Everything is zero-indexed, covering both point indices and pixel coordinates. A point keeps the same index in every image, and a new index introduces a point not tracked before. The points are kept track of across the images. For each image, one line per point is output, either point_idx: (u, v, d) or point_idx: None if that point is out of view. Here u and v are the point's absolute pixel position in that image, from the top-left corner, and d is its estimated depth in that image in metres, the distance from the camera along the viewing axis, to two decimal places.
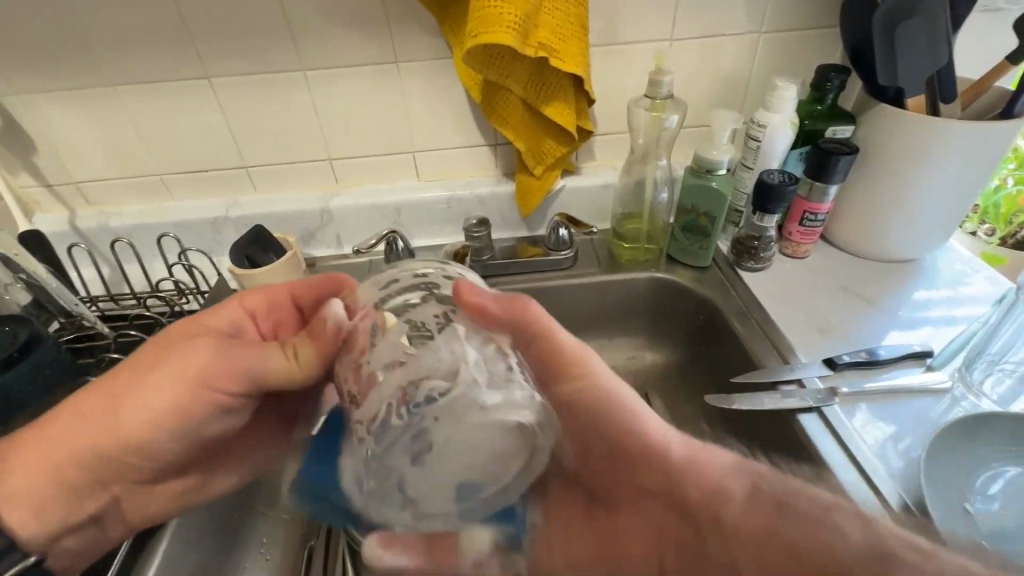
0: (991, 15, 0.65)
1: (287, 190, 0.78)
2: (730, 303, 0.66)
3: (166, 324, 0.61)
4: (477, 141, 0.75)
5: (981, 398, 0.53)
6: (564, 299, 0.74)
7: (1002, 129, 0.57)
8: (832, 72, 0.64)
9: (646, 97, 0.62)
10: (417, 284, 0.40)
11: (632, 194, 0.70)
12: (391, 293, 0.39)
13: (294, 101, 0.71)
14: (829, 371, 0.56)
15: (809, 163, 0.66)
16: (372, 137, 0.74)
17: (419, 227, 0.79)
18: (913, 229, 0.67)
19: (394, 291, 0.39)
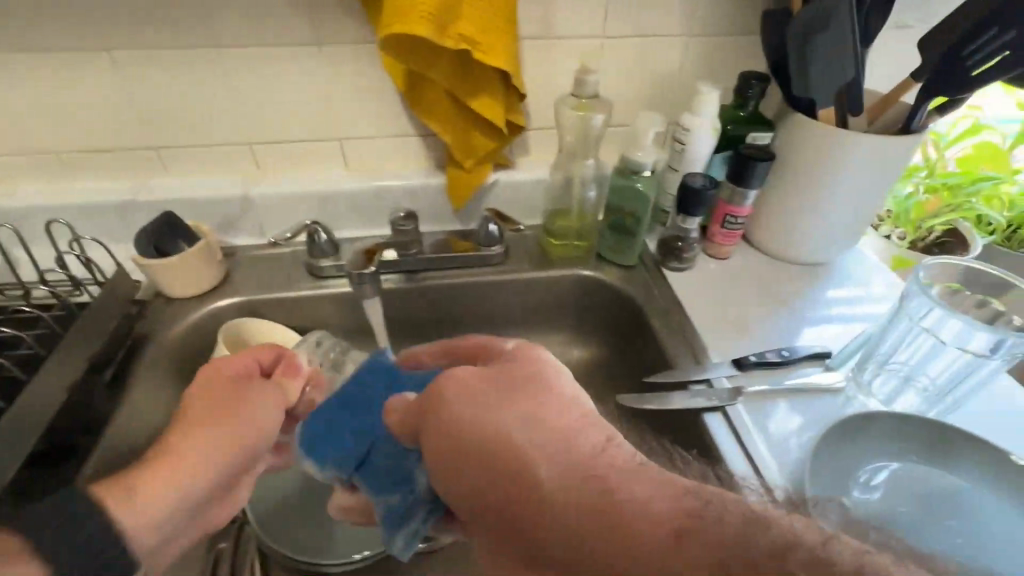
0: (901, 32, 0.68)
1: (204, 175, 0.73)
2: (652, 303, 0.68)
3: (52, 320, 0.56)
4: (408, 131, 0.73)
5: (869, 397, 0.57)
6: (494, 295, 0.73)
7: (902, 143, 0.61)
8: (754, 79, 0.66)
9: (571, 96, 0.62)
10: None
11: (562, 192, 0.71)
12: None
13: (209, 81, 0.66)
14: (737, 371, 0.58)
15: (731, 167, 0.68)
16: (296, 122, 0.71)
17: (349, 218, 0.77)
18: (824, 234, 0.71)
19: None
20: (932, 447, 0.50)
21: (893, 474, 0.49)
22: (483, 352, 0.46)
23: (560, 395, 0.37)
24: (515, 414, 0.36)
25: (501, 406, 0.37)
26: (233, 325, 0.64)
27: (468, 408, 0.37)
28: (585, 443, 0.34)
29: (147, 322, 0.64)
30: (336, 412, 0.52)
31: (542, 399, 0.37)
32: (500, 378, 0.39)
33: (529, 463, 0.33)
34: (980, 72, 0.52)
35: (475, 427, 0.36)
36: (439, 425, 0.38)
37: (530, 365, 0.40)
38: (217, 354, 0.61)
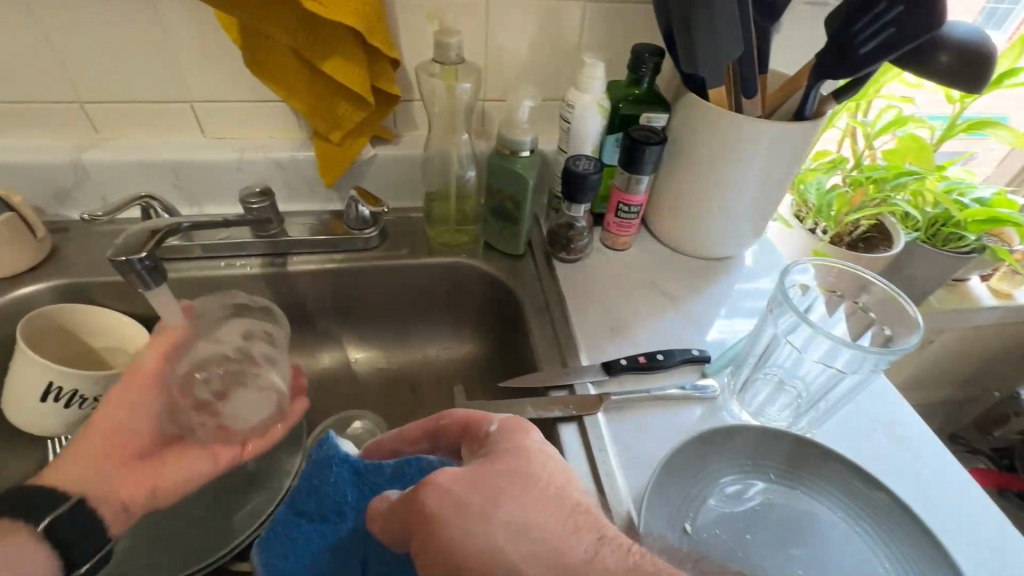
0: (814, 9, 0.62)
1: (31, 137, 0.63)
2: (532, 297, 0.63)
3: None
4: (271, 96, 0.65)
5: (741, 409, 0.52)
6: (368, 284, 0.67)
7: (798, 131, 0.55)
8: (648, 52, 0.59)
9: (435, 62, 0.55)
10: (141, 235, 0.43)
11: (438, 172, 0.64)
12: (127, 241, 0.42)
13: (16, 25, 0.56)
14: (605, 376, 0.54)
15: (622, 151, 0.62)
16: (136, 80, 0.61)
17: (209, 193, 0.68)
18: (721, 228, 0.65)
19: (128, 239, 0.42)
20: (790, 464, 0.46)
21: (746, 494, 0.45)
22: (468, 429, 0.43)
23: (539, 483, 0.36)
24: (546, 502, 0.35)
25: (497, 500, 0.34)
26: (42, 314, 0.56)
27: (473, 494, 0.35)
28: (580, 542, 0.33)
29: None
30: (285, 532, 0.44)
31: (535, 487, 0.36)
32: (494, 472, 0.36)
33: (558, 545, 0.32)
34: (866, 52, 0.47)
35: (469, 525, 0.33)
36: (435, 534, 0.34)
37: (503, 452, 0.38)
38: (16, 348, 0.52)
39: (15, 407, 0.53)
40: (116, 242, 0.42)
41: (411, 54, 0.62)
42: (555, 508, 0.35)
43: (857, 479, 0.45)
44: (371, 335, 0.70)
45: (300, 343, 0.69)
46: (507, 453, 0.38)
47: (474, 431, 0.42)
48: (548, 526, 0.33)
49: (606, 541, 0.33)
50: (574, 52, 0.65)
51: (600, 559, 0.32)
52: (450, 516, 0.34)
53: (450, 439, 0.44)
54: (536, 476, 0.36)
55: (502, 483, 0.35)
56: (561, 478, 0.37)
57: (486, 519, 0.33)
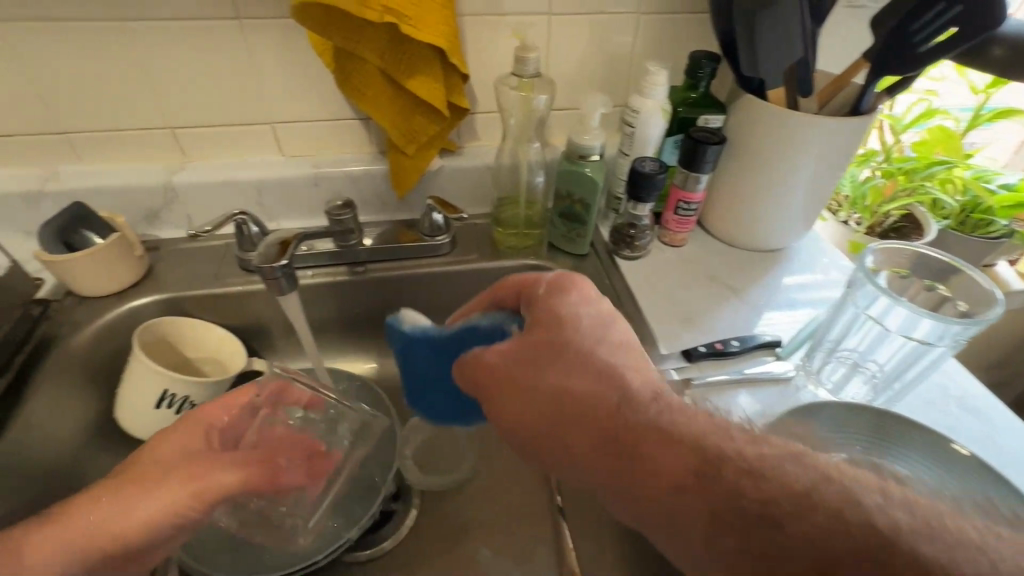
0: (855, 11, 0.66)
1: (124, 163, 0.68)
2: (603, 292, 0.66)
3: None
4: (346, 115, 0.68)
5: (818, 387, 0.56)
6: (442, 287, 0.70)
7: (855, 125, 0.59)
8: (706, 59, 0.63)
9: (513, 76, 0.59)
10: (276, 246, 0.47)
11: (508, 178, 0.68)
12: (268, 254, 0.46)
13: (116, 58, 0.59)
14: (686, 362, 0.57)
15: (682, 150, 0.65)
16: (223, 103, 0.65)
17: (288, 209, 0.72)
18: (777, 221, 0.69)
19: (270, 253, 0.46)
20: (876, 438, 0.49)
21: None
22: (523, 291, 0.44)
23: (595, 363, 0.37)
24: (600, 383, 0.36)
25: (549, 374, 0.37)
26: (153, 326, 0.59)
27: (529, 377, 0.37)
28: (604, 401, 0.35)
29: (54, 323, 0.58)
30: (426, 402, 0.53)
31: (591, 361, 0.37)
32: (544, 352, 0.38)
33: (589, 408, 0.35)
34: (926, 50, 0.51)
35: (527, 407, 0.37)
36: (495, 404, 0.38)
37: (544, 315, 0.41)
38: (134, 355, 0.56)
39: (131, 416, 0.56)
40: (257, 256, 0.46)
41: (478, 70, 0.66)
42: (596, 372, 0.37)
43: (943, 447, 0.47)
44: None
45: (378, 347, 0.73)
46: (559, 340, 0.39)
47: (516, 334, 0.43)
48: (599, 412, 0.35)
49: (659, 416, 0.34)
50: (631, 62, 0.69)
51: (663, 435, 0.33)
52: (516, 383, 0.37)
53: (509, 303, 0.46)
54: (568, 340, 0.38)
55: (543, 356, 0.38)
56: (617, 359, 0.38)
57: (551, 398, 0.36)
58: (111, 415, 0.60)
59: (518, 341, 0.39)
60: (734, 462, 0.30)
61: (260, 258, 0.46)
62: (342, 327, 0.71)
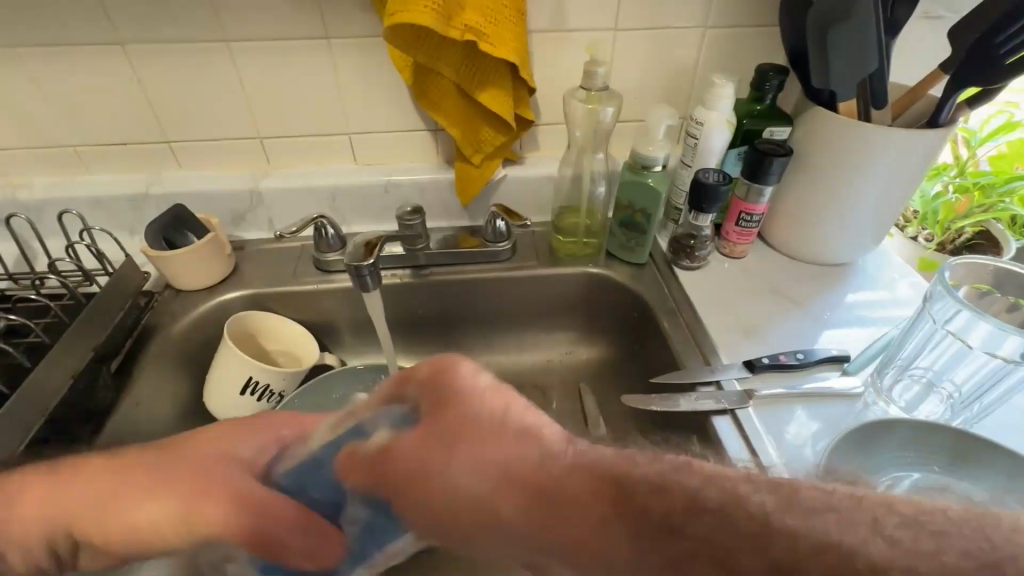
0: (931, 23, 0.65)
1: (217, 170, 0.74)
2: (662, 301, 0.67)
3: (61, 312, 0.55)
4: (416, 126, 0.72)
5: (889, 405, 0.54)
6: (501, 292, 0.72)
7: (932, 137, 0.57)
8: (773, 72, 0.64)
9: (581, 89, 0.62)
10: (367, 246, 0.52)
11: (570, 187, 0.70)
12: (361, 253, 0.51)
13: (217, 74, 0.66)
14: (748, 373, 0.56)
15: (746, 162, 0.65)
16: (307, 116, 0.70)
17: (359, 213, 0.77)
18: (843, 235, 0.67)
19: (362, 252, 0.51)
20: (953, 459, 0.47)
21: (904, 484, 0.47)
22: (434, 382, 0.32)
23: (512, 445, 0.27)
24: (531, 477, 0.25)
25: (449, 454, 0.27)
26: (241, 318, 0.64)
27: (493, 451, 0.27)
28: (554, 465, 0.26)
29: (154, 314, 0.64)
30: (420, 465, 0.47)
31: (498, 446, 0.27)
32: (462, 432, 0.28)
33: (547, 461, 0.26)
34: (1011, 63, 0.50)
35: (487, 539, 0.26)
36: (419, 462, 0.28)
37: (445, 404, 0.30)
38: (223, 345, 0.61)
39: (218, 400, 0.61)
40: (351, 254, 0.51)
41: (544, 83, 0.69)
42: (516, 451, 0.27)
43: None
44: (500, 339, 0.77)
45: (437, 347, 0.76)
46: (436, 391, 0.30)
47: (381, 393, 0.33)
48: (582, 522, 0.24)
49: (650, 493, 0.24)
50: (694, 75, 0.70)
51: (681, 522, 0.23)
52: (436, 495, 0.27)
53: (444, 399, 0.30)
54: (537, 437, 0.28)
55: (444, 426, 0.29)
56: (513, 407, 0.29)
57: (488, 522, 0.26)
58: (200, 399, 0.65)
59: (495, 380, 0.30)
60: (758, 511, 0.23)
61: (353, 256, 0.51)
62: (405, 327, 0.74)
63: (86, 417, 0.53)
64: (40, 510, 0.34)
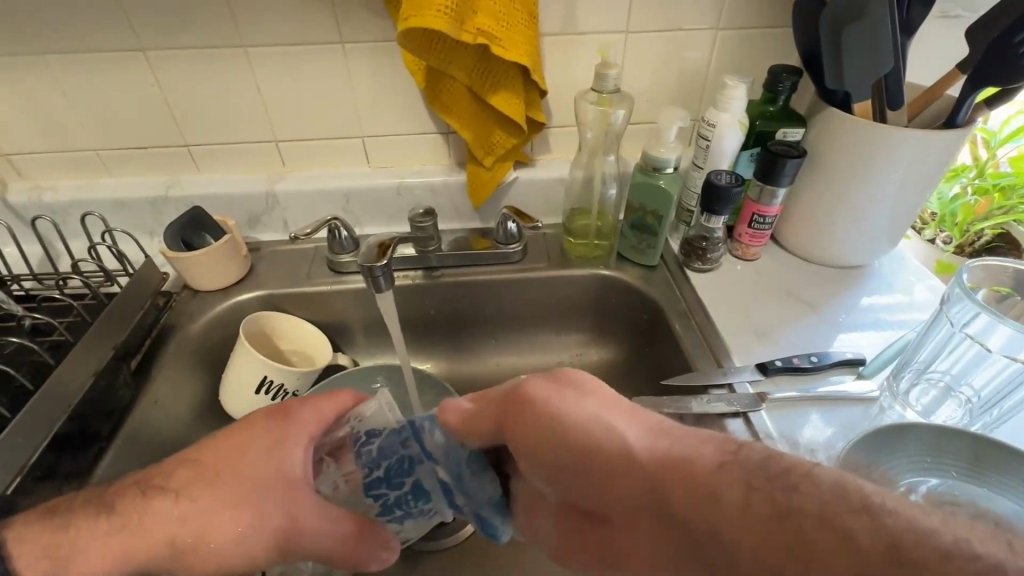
0: (948, 21, 0.64)
1: (233, 173, 0.75)
2: (673, 303, 0.66)
3: (83, 312, 0.56)
4: (429, 129, 0.73)
5: (906, 409, 0.53)
6: (512, 293, 0.73)
7: (949, 138, 0.56)
8: (785, 73, 0.64)
9: (593, 91, 0.62)
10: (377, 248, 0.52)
11: (581, 189, 0.70)
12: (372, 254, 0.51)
13: (235, 79, 0.67)
14: (761, 376, 0.56)
15: (758, 164, 0.65)
16: (322, 119, 0.71)
17: (372, 215, 0.78)
18: (859, 237, 0.67)
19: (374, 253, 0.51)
20: (974, 464, 0.46)
21: (920, 492, 0.46)
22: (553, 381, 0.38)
23: (625, 419, 0.34)
24: (654, 443, 0.32)
25: (576, 405, 0.35)
26: (257, 318, 0.65)
27: (604, 424, 0.34)
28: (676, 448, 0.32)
29: (172, 313, 0.65)
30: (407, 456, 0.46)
31: (620, 413, 0.35)
32: (579, 404, 0.35)
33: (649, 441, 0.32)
34: None
35: (616, 480, 0.32)
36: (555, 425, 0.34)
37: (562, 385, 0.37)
38: (239, 344, 0.61)
39: (234, 399, 0.62)
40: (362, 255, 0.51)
41: (556, 86, 0.69)
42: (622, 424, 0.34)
43: None
44: (511, 341, 0.77)
45: (449, 348, 0.77)
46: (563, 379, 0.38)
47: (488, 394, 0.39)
48: (695, 478, 0.30)
49: (757, 461, 0.30)
50: (705, 77, 0.70)
51: (789, 485, 0.28)
52: (575, 441, 0.34)
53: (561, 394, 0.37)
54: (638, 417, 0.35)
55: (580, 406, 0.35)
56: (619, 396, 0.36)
57: (617, 469, 0.32)
58: (216, 399, 0.66)
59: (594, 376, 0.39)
60: (864, 494, 0.27)
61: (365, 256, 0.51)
62: (417, 328, 0.75)
63: (105, 415, 0.54)
64: (116, 557, 0.39)
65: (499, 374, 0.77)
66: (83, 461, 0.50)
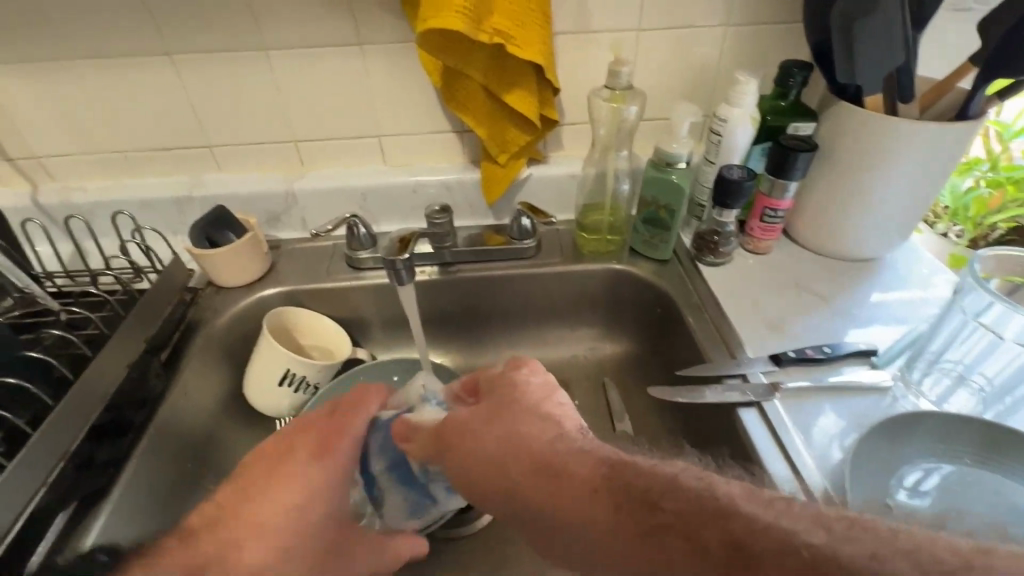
0: (960, 15, 0.64)
1: (254, 172, 0.77)
2: (686, 297, 0.67)
3: (114, 306, 0.58)
4: (444, 127, 0.75)
5: (919, 398, 0.54)
6: (526, 288, 0.74)
7: (960, 130, 0.57)
8: (796, 68, 0.64)
9: (605, 88, 0.63)
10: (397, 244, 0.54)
11: (594, 185, 0.71)
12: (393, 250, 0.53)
13: (256, 81, 0.69)
14: (774, 366, 0.57)
15: (770, 158, 0.66)
16: (340, 119, 0.73)
17: (388, 212, 0.79)
18: (871, 229, 0.67)
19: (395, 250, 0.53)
20: (987, 451, 0.47)
21: (933, 480, 0.46)
22: (499, 381, 0.42)
23: (532, 428, 0.37)
24: (542, 458, 0.35)
25: (494, 424, 0.38)
26: (280, 313, 0.67)
27: (503, 439, 0.37)
28: (576, 465, 0.34)
29: (197, 309, 0.67)
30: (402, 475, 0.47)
31: (531, 426, 0.37)
32: (500, 417, 0.39)
33: (543, 448, 0.35)
34: None
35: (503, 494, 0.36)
36: (459, 451, 0.39)
37: (498, 393, 0.41)
38: (262, 338, 0.63)
39: (258, 392, 0.64)
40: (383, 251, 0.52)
41: (568, 83, 0.70)
42: (525, 431, 0.37)
43: None
44: (525, 335, 0.78)
45: (464, 342, 0.78)
46: (499, 386, 0.41)
47: (479, 379, 0.44)
48: (576, 489, 0.32)
49: (629, 476, 0.32)
50: (717, 73, 0.71)
51: (652, 501, 0.30)
52: (467, 458, 0.38)
53: (497, 396, 0.41)
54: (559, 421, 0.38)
55: (493, 427, 0.38)
56: (550, 400, 0.40)
57: (518, 478, 0.35)
58: (240, 393, 0.68)
59: (544, 375, 0.42)
60: (718, 496, 0.30)
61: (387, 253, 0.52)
62: (433, 323, 0.77)
63: (138, 404, 0.56)
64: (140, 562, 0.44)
65: None
66: (119, 448, 0.52)
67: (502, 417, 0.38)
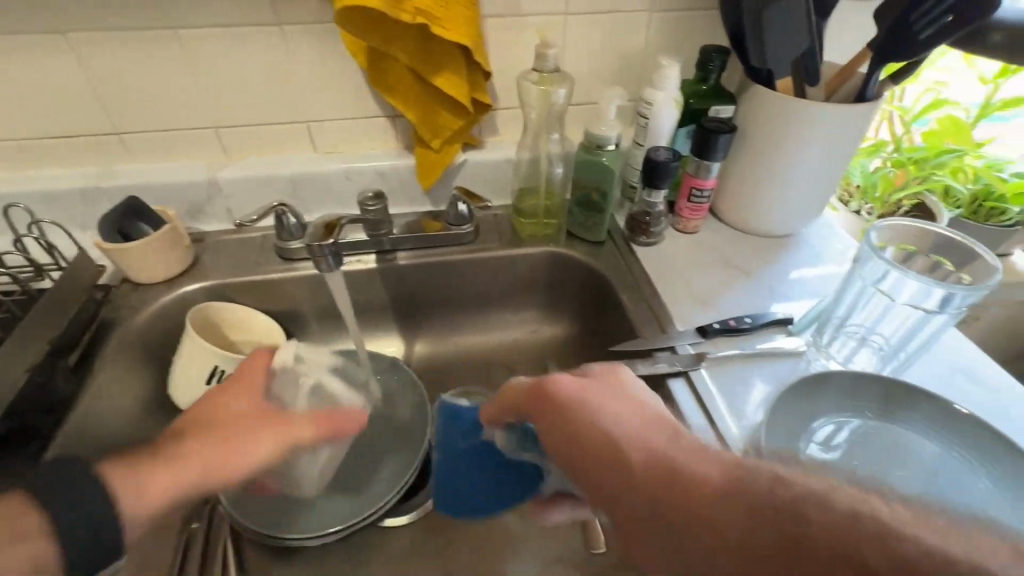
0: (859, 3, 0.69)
1: (172, 161, 0.73)
2: (621, 277, 0.69)
3: (11, 307, 0.54)
4: (375, 112, 0.73)
5: (829, 360, 0.58)
6: (465, 274, 0.74)
7: (860, 111, 0.61)
8: (715, 52, 0.67)
9: (533, 71, 0.64)
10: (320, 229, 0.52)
11: (528, 169, 0.72)
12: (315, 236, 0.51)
13: (167, 63, 0.65)
14: (701, 338, 0.60)
15: (694, 139, 0.68)
16: (264, 104, 0.70)
17: (320, 201, 0.77)
18: (787, 206, 0.71)
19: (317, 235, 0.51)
20: (887, 407, 0.51)
21: (843, 434, 0.50)
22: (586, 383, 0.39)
23: (643, 423, 0.36)
24: (619, 450, 0.34)
25: (607, 414, 0.37)
26: (205, 308, 0.64)
27: (606, 431, 0.36)
28: (695, 468, 0.32)
29: (111, 308, 0.63)
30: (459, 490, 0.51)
31: (608, 415, 0.36)
32: (593, 409, 0.37)
33: (637, 442, 0.34)
34: (925, 37, 0.54)
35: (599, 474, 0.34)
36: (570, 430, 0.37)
37: (586, 392, 0.39)
38: (185, 335, 0.60)
39: (183, 393, 0.61)
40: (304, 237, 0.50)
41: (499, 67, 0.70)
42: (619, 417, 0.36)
43: (950, 413, 0.49)
44: (468, 322, 0.78)
45: (405, 332, 0.77)
46: (590, 385, 0.39)
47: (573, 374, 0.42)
48: (694, 490, 0.30)
49: (763, 484, 0.29)
50: (643, 57, 0.73)
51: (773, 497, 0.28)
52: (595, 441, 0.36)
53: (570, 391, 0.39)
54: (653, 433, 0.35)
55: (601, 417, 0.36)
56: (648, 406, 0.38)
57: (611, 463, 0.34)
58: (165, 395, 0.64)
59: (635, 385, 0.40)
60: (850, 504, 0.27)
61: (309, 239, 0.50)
62: (372, 313, 0.75)
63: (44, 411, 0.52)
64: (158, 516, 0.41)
65: (459, 354, 0.78)
66: None
67: (592, 421, 0.36)
